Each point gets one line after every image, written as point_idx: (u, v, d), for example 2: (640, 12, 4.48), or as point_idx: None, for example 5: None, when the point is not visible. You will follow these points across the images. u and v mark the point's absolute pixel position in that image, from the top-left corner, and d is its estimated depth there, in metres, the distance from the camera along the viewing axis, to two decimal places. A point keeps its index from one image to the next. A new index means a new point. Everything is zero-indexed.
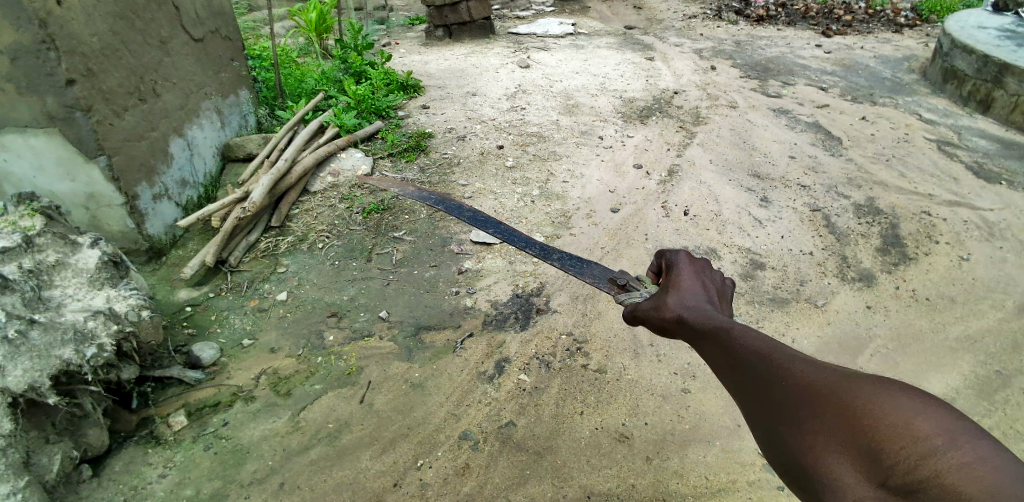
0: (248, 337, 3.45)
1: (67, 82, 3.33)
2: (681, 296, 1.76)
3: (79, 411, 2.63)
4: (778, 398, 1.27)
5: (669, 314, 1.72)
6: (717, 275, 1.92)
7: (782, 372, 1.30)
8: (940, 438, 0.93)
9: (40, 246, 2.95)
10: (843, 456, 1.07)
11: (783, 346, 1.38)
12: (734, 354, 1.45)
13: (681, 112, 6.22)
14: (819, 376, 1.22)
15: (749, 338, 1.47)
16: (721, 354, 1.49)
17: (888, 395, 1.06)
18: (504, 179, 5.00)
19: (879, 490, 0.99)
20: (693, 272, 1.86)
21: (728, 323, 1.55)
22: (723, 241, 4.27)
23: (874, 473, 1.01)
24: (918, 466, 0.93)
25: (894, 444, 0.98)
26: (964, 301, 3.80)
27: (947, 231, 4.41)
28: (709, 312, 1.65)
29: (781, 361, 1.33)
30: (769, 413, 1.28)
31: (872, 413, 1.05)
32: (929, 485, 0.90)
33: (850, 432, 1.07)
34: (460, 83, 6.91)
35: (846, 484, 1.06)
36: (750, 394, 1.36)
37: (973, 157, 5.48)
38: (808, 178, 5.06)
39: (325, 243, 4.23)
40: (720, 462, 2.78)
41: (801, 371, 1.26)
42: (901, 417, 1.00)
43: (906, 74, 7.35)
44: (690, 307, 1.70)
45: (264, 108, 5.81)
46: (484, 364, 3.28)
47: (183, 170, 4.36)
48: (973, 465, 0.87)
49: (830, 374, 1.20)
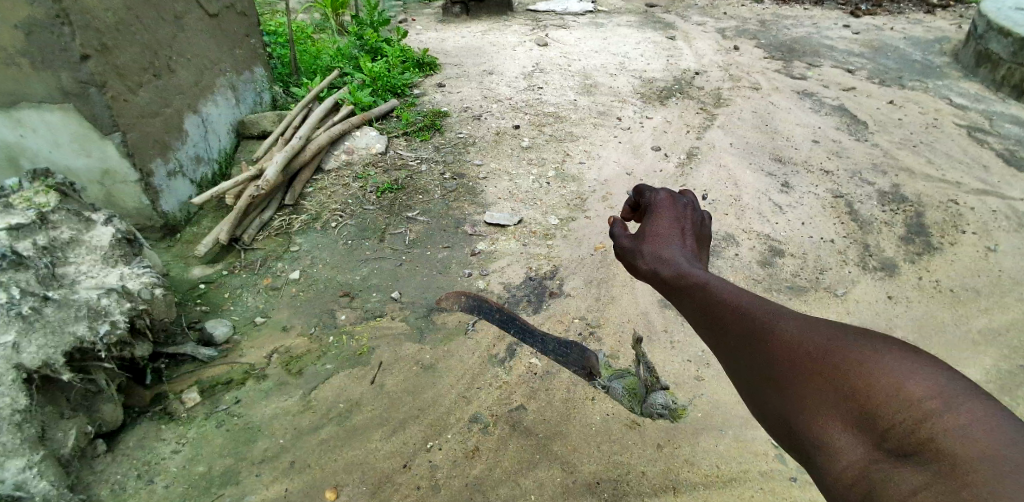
0: (261, 315, 3.46)
1: (81, 57, 3.30)
2: (657, 246, 1.63)
3: (94, 388, 2.66)
4: (762, 359, 1.17)
5: (645, 267, 1.60)
6: (692, 218, 1.79)
7: (765, 331, 1.19)
8: (937, 399, 0.86)
9: (54, 222, 2.96)
10: (833, 420, 0.99)
11: (767, 302, 1.27)
12: (713, 310, 1.34)
13: (702, 94, 6.06)
14: (804, 334, 1.12)
15: (729, 294, 1.35)
16: (701, 314, 1.36)
17: (881, 355, 0.98)
18: (519, 160, 4.92)
19: (873, 454, 0.91)
20: (668, 218, 1.73)
21: (706, 277, 1.44)
22: (742, 227, 4.17)
23: (868, 436, 0.93)
24: (915, 431, 0.86)
25: (890, 407, 0.91)
26: (991, 293, 3.68)
27: (976, 220, 4.27)
28: (686, 263, 1.54)
29: (765, 318, 1.22)
30: (754, 377, 1.18)
31: (865, 373, 0.97)
32: (928, 448, 0.83)
33: (840, 395, 0.99)
34: (476, 61, 6.79)
35: (838, 449, 0.97)
36: (733, 356, 1.25)
37: (1005, 144, 5.28)
38: (831, 163, 4.92)
39: (339, 222, 4.20)
40: (733, 452, 2.74)
41: (786, 329, 1.16)
42: (894, 377, 0.93)
43: (938, 56, 7.07)
44: (666, 261, 1.57)
45: (278, 84, 5.76)
46: (496, 347, 3.26)
47: (197, 147, 4.34)
48: (975, 427, 0.80)
49: (817, 331, 1.11)
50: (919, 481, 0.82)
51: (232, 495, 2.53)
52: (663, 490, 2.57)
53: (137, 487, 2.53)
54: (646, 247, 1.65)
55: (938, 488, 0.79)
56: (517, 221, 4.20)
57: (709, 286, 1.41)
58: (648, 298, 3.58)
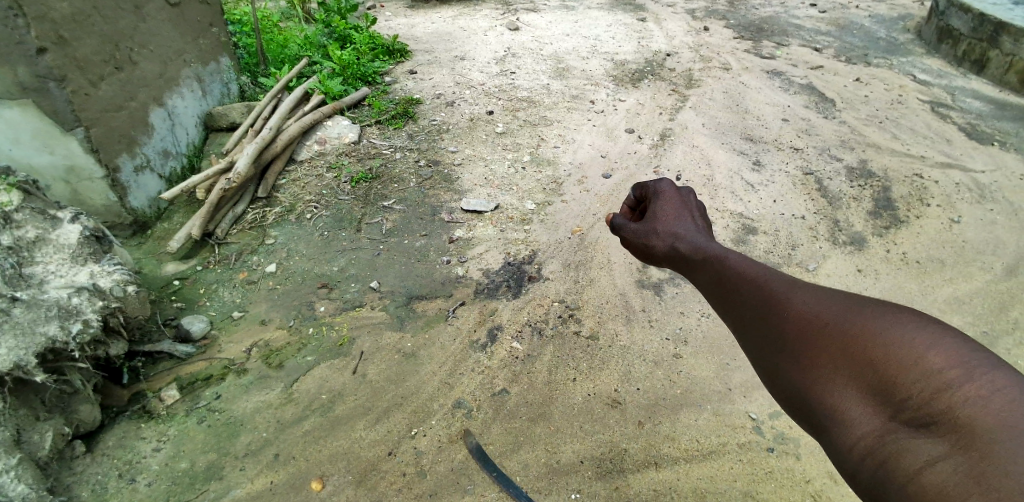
0: (238, 310, 3.41)
1: (38, 50, 3.18)
2: (669, 228, 1.68)
3: (68, 388, 2.62)
4: (780, 333, 1.20)
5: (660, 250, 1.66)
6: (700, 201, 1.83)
7: (783, 306, 1.23)
8: (955, 370, 0.88)
9: (19, 222, 2.84)
10: (848, 390, 1.02)
11: (780, 275, 1.31)
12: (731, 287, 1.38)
13: (674, 75, 6.09)
14: (822, 308, 1.15)
15: (747, 270, 1.38)
16: (719, 290, 1.41)
17: (898, 324, 1.00)
18: (494, 145, 4.91)
19: (888, 424, 0.94)
20: (677, 202, 1.78)
21: (722, 256, 1.47)
22: (716, 206, 4.23)
23: (884, 407, 0.96)
24: (931, 402, 0.88)
25: (906, 379, 0.93)
26: (954, 263, 3.82)
27: (939, 193, 4.41)
28: (700, 243, 1.58)
29: (780, 292, 1.26)
30: (771, 350, 1.22)
31: (881, 342, 0.99)
32: (943, 419, 0.86)
33: (856, 365, 1.02)
34: (447, 47, 6.70)
35: (852, 419, 1.01)
36: (751, 331, 1.29)
37: (966, 118, 5.44)
38: (801, 141, 5.02)
39: (314, 213, 4.15)
40: (711, 425, 2.82)
41: (799, 301, 1.20)
42: (913, 348, 0.94)
43: (902, 34, 7.21)
44: (683, 238, 1.64)
45: (246, 75, 5.61)
46: (476, 332, 3.28)
47: (165, 141, 4.22)
48: (992, 398, 0.82)
49: (829, 303, 1.15)
50: (937, 450, 0.85)
51: (217, 491, 2.52)
52: (644, 465, 2.64)
53: (119, 487, 2.50)
54: (658, 228, 1.71)
55: (957, 457, 0.82)
56: (494, 207, 4.20)
57: (726, 262, 1.46)
58: (625, 279, 3.63)
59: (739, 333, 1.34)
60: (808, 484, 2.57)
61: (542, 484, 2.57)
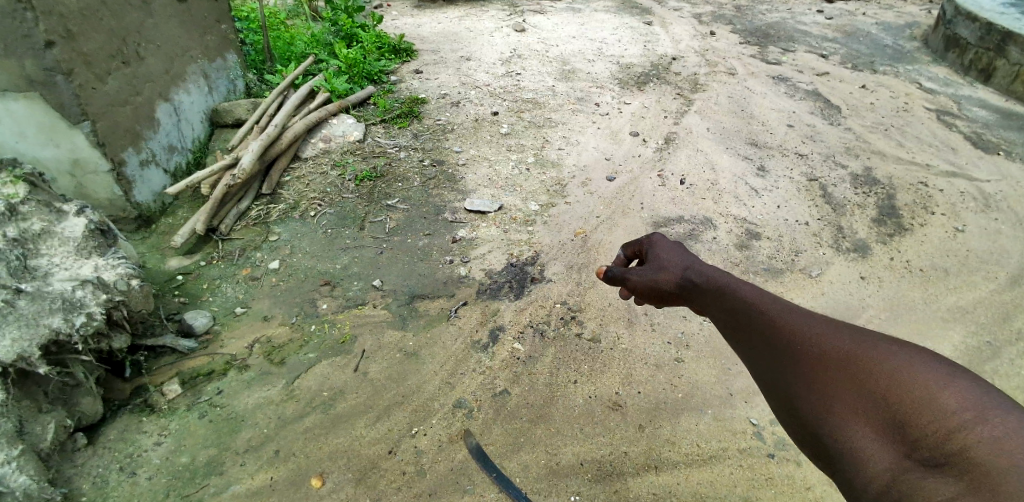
0: (241, 305, 3.42)
1: (46, 44, 3.19)
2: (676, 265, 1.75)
3: (71, 381, 2.63)
4: (797, 367, 1.26)
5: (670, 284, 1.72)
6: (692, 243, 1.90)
7: (799, 340, 1.29)
8: (969, 412, 0.94)
9: (24, 214, 2.85)
10: (864, 426, 1.08)
11: (792, 310, 1.39)
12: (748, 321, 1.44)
13: (680, 79, 6.09)
14: (839, 344, 1.21)
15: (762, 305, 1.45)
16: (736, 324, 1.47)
17: (914, 365, 1.07)
18: (498, 146, 4.91)
19: (903, 460, 0.99)
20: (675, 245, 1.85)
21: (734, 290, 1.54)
22: (719, 210, 4.24)
23: (898, 444, 1.01)
24: (945, 442, 0.94)
25: (922, 417, 0.99)
26: (958, 272, 3.81)
27: (944, 202, 4.40)
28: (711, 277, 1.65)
29: (793, 326, 1.34)
30: (787, 383, 1.28)
31: (900, 380, 1.06)
32: (957, 459, 0.91)
33: (873, 402, 1.08)
34: (454, 47, 6.71)
35: (867, 454, 1.06)
36: (767, 364, 1.35)
37: (972, 127, 5.42)
38: (806, 147, 5.01)
39: (318, 210, 4.16)
40: (712, 430, 2.81)
41: (812, 336, 1.28)
42: (929, 388, 1.01)
43: (908, 41, 7.19)
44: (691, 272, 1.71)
45: (252, 72, 5.62)
46: (478, 332, 3.28)
47: (170, 136, 4.23)
48: (1007, 441, 0.88)
49: (844, 339, 1.22)
50: (952, 490, 0.89)
51: (217, 486, 2.52)
52: (645, 468, 2.63)
53: (119, 480, 2.51)
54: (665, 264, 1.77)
55: (969, 493, 0.87)
56: (497, 207, 4.20)
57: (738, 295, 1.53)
58: None
59: (755, 363, 1.40)
60: (809, 491, 2.56)
61: (541, 485, 2.56)
